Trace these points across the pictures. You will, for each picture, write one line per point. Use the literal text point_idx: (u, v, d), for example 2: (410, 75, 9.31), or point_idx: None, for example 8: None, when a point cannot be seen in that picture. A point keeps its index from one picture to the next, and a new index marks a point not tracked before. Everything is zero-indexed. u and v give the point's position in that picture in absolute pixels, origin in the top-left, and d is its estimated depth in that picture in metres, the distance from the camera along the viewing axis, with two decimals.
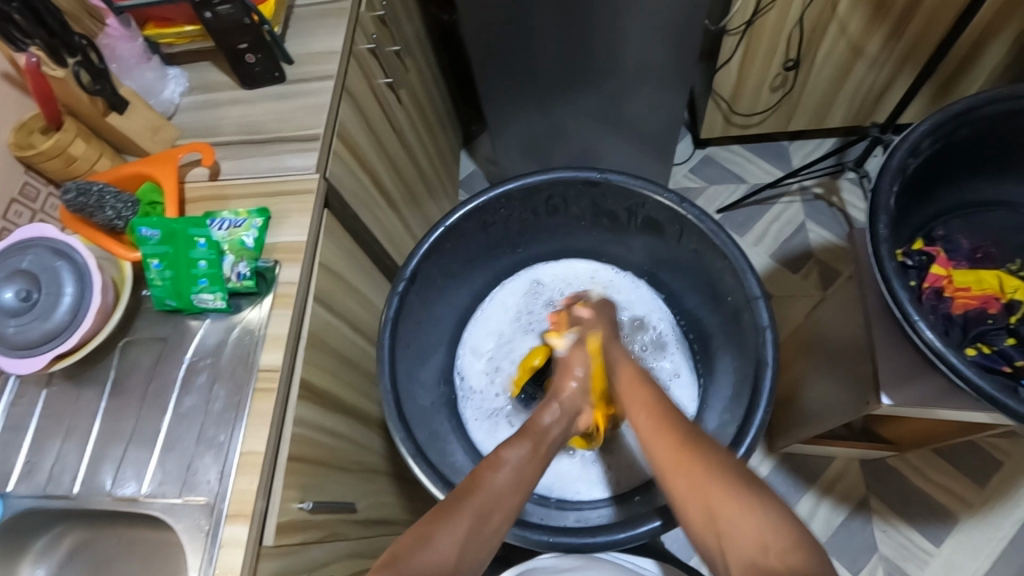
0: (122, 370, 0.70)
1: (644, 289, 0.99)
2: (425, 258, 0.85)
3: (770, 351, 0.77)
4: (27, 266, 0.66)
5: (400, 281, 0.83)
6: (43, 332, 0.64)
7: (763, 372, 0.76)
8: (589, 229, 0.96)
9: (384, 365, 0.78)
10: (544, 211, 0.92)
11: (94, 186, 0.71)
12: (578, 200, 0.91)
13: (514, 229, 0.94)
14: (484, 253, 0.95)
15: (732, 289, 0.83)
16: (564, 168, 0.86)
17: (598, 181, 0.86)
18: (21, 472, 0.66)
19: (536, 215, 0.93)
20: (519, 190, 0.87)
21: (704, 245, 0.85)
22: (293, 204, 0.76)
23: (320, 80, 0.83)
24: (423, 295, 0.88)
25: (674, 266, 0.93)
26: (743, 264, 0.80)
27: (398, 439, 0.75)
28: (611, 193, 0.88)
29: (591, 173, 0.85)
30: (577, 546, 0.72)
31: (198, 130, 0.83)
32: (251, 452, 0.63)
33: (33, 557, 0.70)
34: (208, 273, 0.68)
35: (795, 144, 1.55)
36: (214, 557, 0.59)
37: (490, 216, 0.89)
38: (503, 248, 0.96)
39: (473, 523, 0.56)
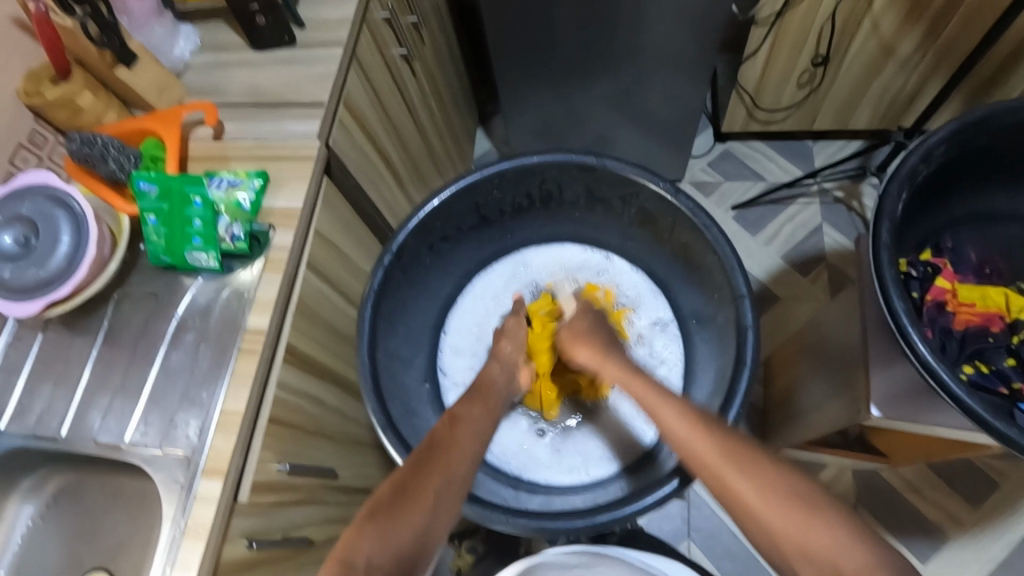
0: (115, 321, 0.72)
1: (662, 299, 0.94)
2: (414, 233, 0.85)
3: (750, 353, 0.75)
4: (26, 213, 0.67)
5: (387, 254, 0.82)
6: (38, 278, 0.65)
7: (741, 373, 0.75)
8: (586, 215, 0.94)
9: (364, 337, 0.78)
10: (539, 193, 0.91)
11: (98, 137, 0.72)
12: (573, 184, 0.89)
13: (508, 210, 0.93)
14: (476, 232, 0.94)
15: (719, 285, 0.82)
16: (560, 151, 0.84)
17: (594, 166, 0.84)
18: (14, 412, 0.68)
19: (531, 197, 0.92)
20: (514, 171, 0.86)
21: (698, 244, 0.83)
22: (290, 170, 0.76)
23: (330, 47, 0.83)
24: (412, 267, 0.88)
25: (668, 261, 0.92)
26: (732, 261, 0.78)
27: (369, 410, 0.76)
28: (607, 179, 0.86)
29: (587, 158, 0.84)
30: (532, 529, 0.72)
31: (205, 88, 0.83)
32: (231, 411, 0.64)
33: (22, 495, 0.71)
34: (202, 233, 0.69)
35: (819, 144, 1.51)
36: (187, 509, 0.60)
37: (483, 195, 0.88)
38: (497, 226, 0.95)
39: (440, 487, 0.56)
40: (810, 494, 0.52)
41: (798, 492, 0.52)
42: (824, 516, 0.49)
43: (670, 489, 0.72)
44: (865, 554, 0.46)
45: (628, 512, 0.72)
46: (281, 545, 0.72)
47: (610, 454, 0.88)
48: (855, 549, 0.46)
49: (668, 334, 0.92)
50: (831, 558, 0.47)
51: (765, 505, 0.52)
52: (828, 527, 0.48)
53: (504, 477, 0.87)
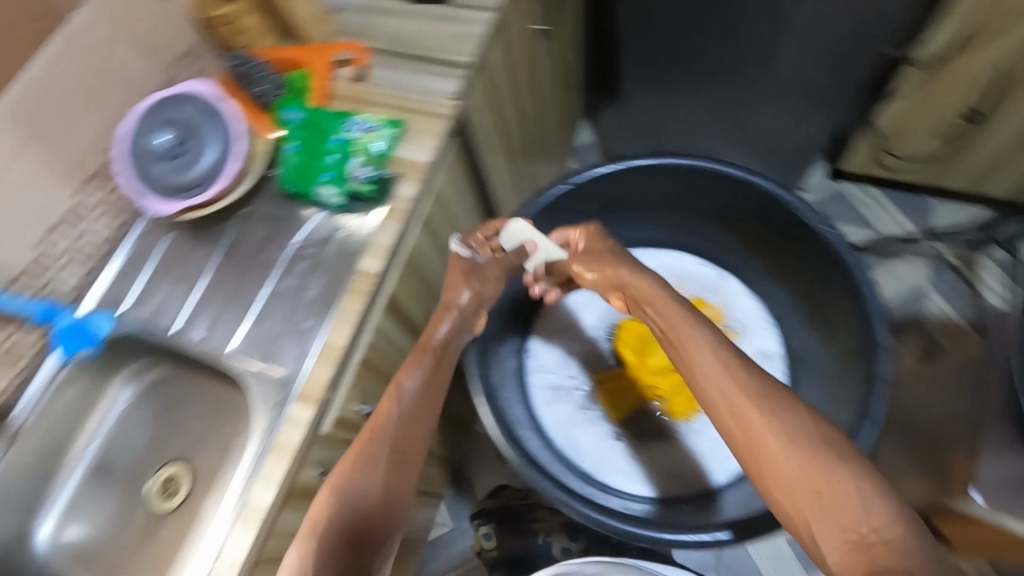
0: (237, 236, 0.75)
1: (772, 332, 0.92)
2: (542, 210, 0.83)
3: (875, 406, 0.69)
4: (180, 118, 0.70)
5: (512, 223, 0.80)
6: (183, 183, 0.69)
7: (862, 426, 0.69)
8: (711, 228, 0.91)
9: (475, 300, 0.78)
10: (672, 195, 0.88)
11: (255, 60, 0.75)
12: (711, 196, 0.86)
13: (632, 204, 0.90)
14: (595, 220, 0.92)
15: (850, 329, 0.78)
16: (713, 158, 0.81)
17: (744, 181, 0.81)
18: (134, 300, 0.73)
19: (661, 197, 0.89)
20: (652, 169, 0.83)
21: (834, 283, 0.79)
22: (423, 124, 0.77)
23: (480, 10, 0.83)
24: None
25: (789, 291, 0.89)
26: (876, 308, 0.73)
27: (473, 376, 0.79)
28: (751, 197, 0.83)
29: (739, 171, 0.80)
30: (620, 530, 0.72)
31: (354, 29, 0.85)
32: (332, 345, 0.66)
33: (124, 377, 0.76)
34: (334, 168, 0.71)
35: (941, 202, 1.42)
36: (276, 429, 0.63)
37: (616, 186, 0.86)
38: (614, 220, 0.93)
39: (392, 465, 0.63)
40: (840, 448, 0.53)
41: (828, 446, 0.53)
42: (859, 478, 0.51)
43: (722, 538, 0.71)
44: (892, 520, 0.47)
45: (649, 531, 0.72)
46: None
47: (688, 473, 0.90)
48: (880, 515, 0.48)
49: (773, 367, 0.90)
50: (855, 521, 0.48)
51: (797, 470, 0.53)
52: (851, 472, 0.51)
53: (540, 430, 0.90)
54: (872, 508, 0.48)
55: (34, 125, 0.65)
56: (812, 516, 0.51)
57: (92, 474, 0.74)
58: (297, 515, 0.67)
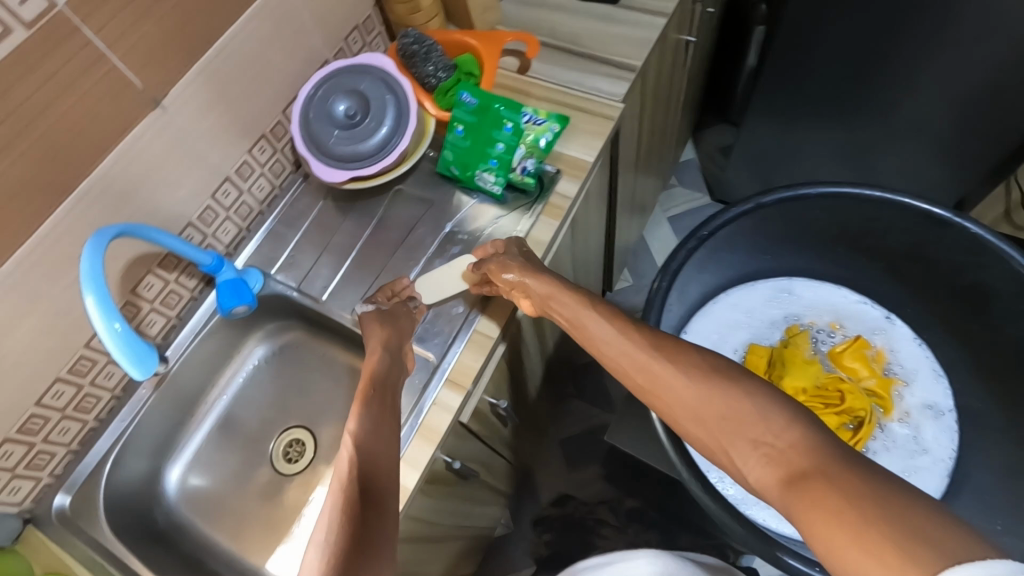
0: (390, 212, 0.75)
1: (942, 384, 0.84)
2: (722, 229, 0.79)
3: None
4: (362, 89, 0.70)
5: (693, 238, 0.77)
6: (353, 152, 0.69)
7: None
8: (883, 270, 0.85)
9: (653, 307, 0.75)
10: (853, 230, 0.82)
11: (429, 41, 0.75)
12: (902, 235, 0.79)
13: (805, 236, 0.85)
14: (765, 249, 0.87)
15: None
16: (914, 195, 0.74)
17: (949, 223, 0.73)
18: (284, 262, 0.74)
19: (838, 231, 0.83)
20: (846, 199, 0.77)
21: None
22: (588, 123, 0.76)
23: (651, 16, 0.82)
24: (701, 259, 0.82)
25: (957, 351, 0.82)
26: None
27: None
28: (951, 243, 0.75)
29: (945, 211, 0.73)
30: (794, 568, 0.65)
31: (518, 22, 0.85)
32: (483, 333, 0.65)
33: (260, 336, 0.78)
34: (500, 157, 0.70)
35: None
36: (423, 410, 0.62)
37: (798, 213, 0.81)
38: (777, 250, 0.88)
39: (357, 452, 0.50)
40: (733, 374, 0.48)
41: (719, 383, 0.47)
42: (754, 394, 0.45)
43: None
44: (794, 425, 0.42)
45: (815, 570, 0.64)
46: (461, 470, 0.74)
47: None
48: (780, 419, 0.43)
49: (942, 421, 0.81)
50: (758, 432, 0.43)
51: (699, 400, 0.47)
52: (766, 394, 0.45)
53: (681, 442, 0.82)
54: (771, 417, 0.43)
55: (229, 83, 0.66)
56: (725, 441, 0.45)
57: (219, 426, 0.75)
58: (423, 499, 0.67)
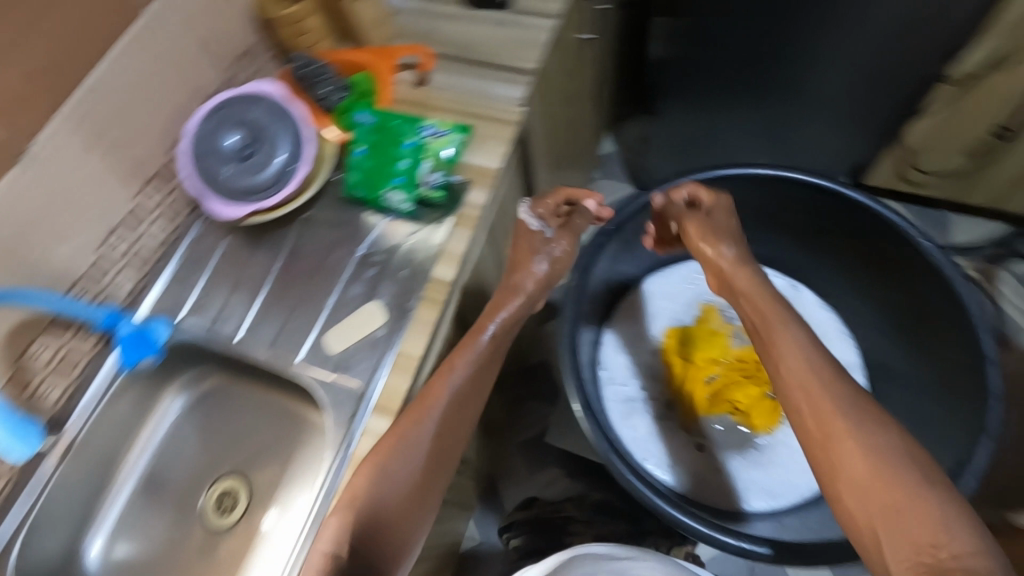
0: (298, 241, 0.73)
1: (849, 343, 0.90)
2: (625, 218, 0.83)
3: (994, 423, 0.68)
4: (251, 119, 0.67)
5: (596, 233, 0.80)
6: (250, 186, 0.66)
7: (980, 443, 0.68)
8: (787, 241, 0.91)
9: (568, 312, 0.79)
10: (752, 208, 0.88)
11: (320, 62, 0.73)
12: (797, 209, 0.85)
13: None
14: None
15: (954, 344, 0.76)
16: (797, 170, 0.81)
17: (830, 192, 0.80)
18: (191, 307, 0.70)
19: (741, 210, 0.88)
20: (742, 180, 0.83)
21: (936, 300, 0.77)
22: (491, 130, 0.76)
23: (543, 18, 0.83)
24: (612, 248, 0.85)
25: (870, 309, 0.88)
26: (981, 324, 0.72)
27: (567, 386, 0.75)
28: (837, 210, 0.82)
29: (826, 182, 0.80)
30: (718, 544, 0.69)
31: (413, 34, 0.84)
32: (407, 354, 0.64)
33: (177, 387, 0.73)
34: (405, 173, 0.70)
35: (959, 218, 1.49)
36: (353, 441, 0.60)
37: None
38: None
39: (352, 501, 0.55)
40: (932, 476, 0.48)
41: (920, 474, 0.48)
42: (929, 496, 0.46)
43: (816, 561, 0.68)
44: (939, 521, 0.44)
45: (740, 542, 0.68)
46: None
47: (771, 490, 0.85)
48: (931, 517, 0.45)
49: (853, 377, 0.88)
50: (919, 534, 0.45)
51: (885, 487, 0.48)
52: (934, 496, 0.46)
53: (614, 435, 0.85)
54: (925, 511, 0.45)
55: (101, 126, 0.63)
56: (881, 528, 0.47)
57: (143, 488, 0.70)
58: None
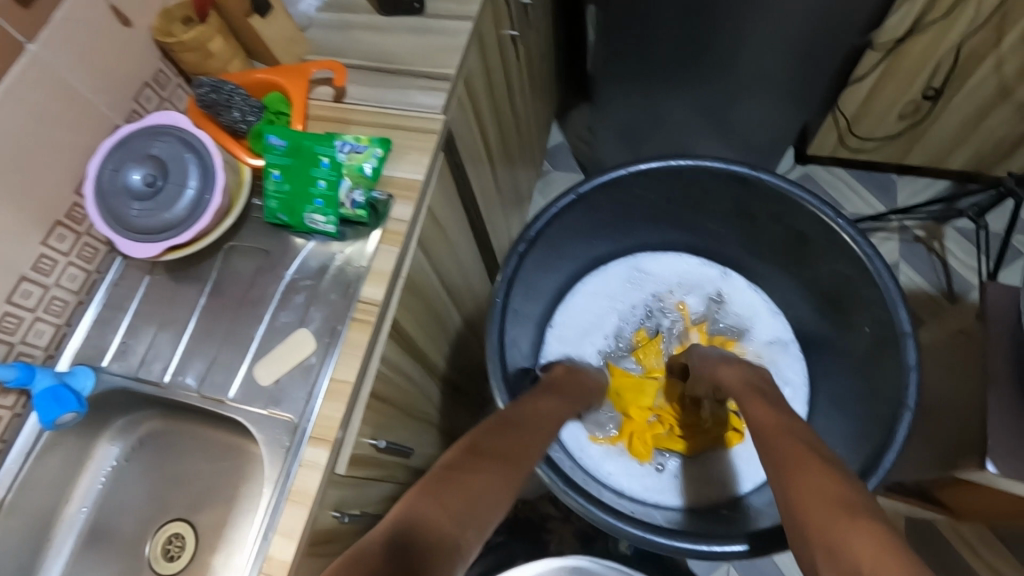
0: (224, 272, 0.71)
1: (780, 320, 0.96)
2: (551, 223, 0.80)
3: (913, 395, 0.71)
4: (157, 153, 0.65)
5: (522, 242, 0.77)
6: (162, 222, 0.64)
7: (902, 415, 0.71)
8: (719, 223, 0.91)
9: (494, 321, 0.74)
10: (677, 195, 0.86)
11: (226, 85, 0.71)
12: (720, 194, 0.85)
13: (636, 210, 0.89)
14: (601, 229, 0.90)
15: (874, 316, 0.77)
16: (714, 158, 0.79)
17: (748, 178, 0.79)
18: (116, 352, 0.68)
19: (666, 198, 0.87)
20: (659, 172, 0.81)
21: (855, 278, 0.79)
22: (413, 140, 0.74)
23: (459, 20, 0.81)
24: (542, 253, 0.84)
25: (806, 288, 0.90)
26: (897, 298, 0.73)
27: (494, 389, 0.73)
28: (758, 193, 0.81)
29: (742, 168, 0.79)
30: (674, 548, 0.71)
31: (329, 48, 0.82)
32: (341, 380, 0.62)
33: (112, 435, 0.71)
34: (324, 195, 0.68)
35: (904, 179, 1.51)
36: (291, 475, 0.59)
37: (622, 193, 0.84)
38: (618, 226, 0.91)
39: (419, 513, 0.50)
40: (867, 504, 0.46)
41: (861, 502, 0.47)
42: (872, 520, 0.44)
43: (737, 551, 0.70)
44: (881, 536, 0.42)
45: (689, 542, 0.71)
46: (361, 519, 0.71)
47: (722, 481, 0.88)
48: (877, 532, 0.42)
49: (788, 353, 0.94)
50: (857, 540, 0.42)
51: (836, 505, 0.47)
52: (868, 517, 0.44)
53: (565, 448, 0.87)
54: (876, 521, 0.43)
55: None
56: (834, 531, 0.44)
57: (84, 544, 0.68)
58: (317, 563, 0.63)
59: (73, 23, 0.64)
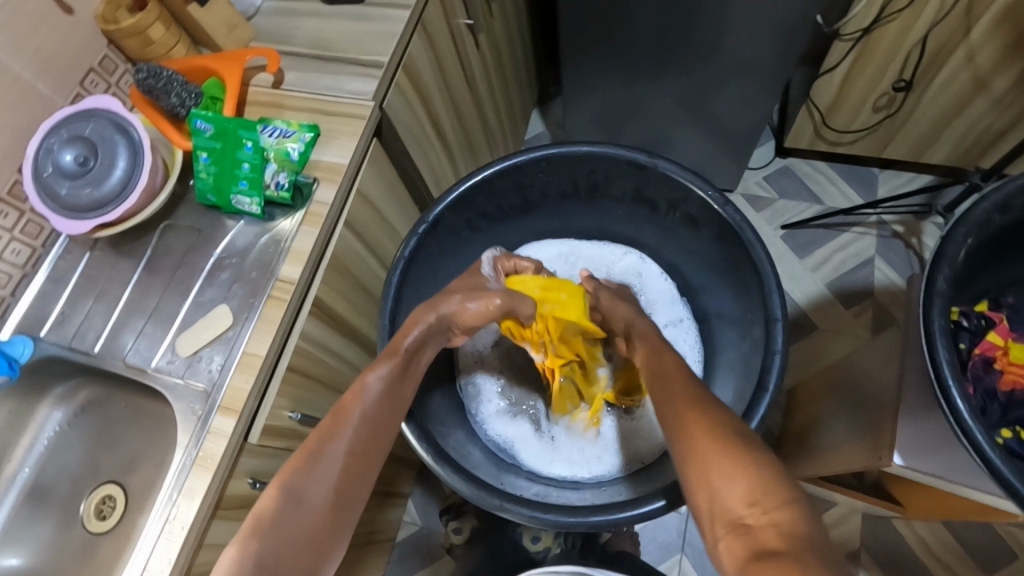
0: (157, 249, 0.74)
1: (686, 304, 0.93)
2: (452, 207, 0.82)
3: (773, 378, 0.70)
4: (88, 133, 0.68)
5: (422, 224, 0.80)
6: (92, 200, 0.68)
7: (761, 395, 0.69)
8: (630, 214, 0.92)
9: (387, 301, 0.77)
10: (584, 182, 0.88)
11: (164, 71, 0.73)
12: (623, 181, 0.86)
13: (551, 196, 0.91)
14: (517, 215, 0.92)
15: (756, 304, 0.79)
16: (612, 144, 0.81)
17: (645, 165, 0.81)
18: (55, 321, 0.72)
19: (575, 185, 0.89)
20: (561, 157, 0.83)
21: (745, 267, 0.79)
22: (341, 126, 0.76)
23: (397, 9, 0.83)
24: (447, 239, 0.86)
25: (713, 278, 0.87)
26: (773, 282, 0.74)
27: None
28: (657, 180, 0.83)
29: (639, 155, 0.80)
30: (573, 525, 0.67)
31: (273, 35, 0.84)
32: (252, 353, 0.65)
33: (53, 400, 0.75)
34: (249, 176, 0.71)
35: (886, 173, 1.48)
36: (199, 441, 0.62)
37: (528, 177, 0.85)
38: (540, 211, 0.93)
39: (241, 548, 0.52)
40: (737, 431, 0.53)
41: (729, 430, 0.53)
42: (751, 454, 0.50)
43: (656, 508, 0.66)
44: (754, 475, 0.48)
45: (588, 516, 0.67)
46: None
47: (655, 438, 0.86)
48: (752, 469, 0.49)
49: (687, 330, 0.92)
50: (737, 486, 0.48)
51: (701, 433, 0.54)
52: (751, 454, 0.50)
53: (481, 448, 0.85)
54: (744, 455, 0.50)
55: None
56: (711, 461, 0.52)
57: (24, 500, 0.72)
58: (230, 526, 0.67)
59: (12, 11, 0.68)
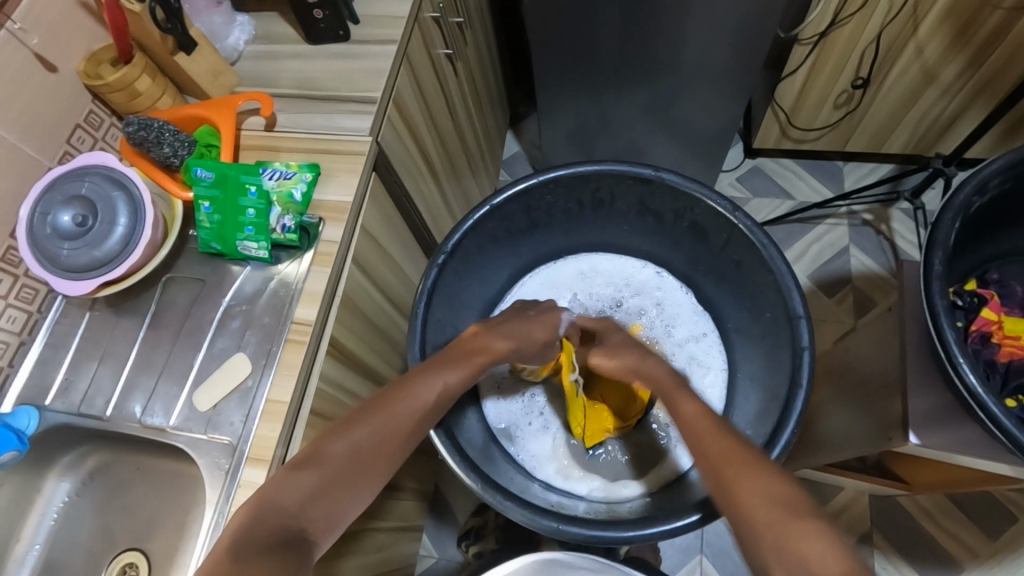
0: (162, 304, 0.72)
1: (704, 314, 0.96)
2: (468, 235, 0.83)
3: (804, 373, 0.74)
4: (86, 192, 0.67)
5: (440, 255, 0.81)
6: (93, 259, 0.66)
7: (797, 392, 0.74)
8: (635, 225, 0.94)
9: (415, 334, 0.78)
10: (589, 200, 0.90)
11: (155, 122, 0.72)
12: (626, 195, 0.89)
13: (556, 215, 0.92)
14: (524, 237, 0.93)
15: (773, 301, 0.81)
16: (616, 161, 0.83)
17: (651, 179, 0.84)
18: (58, 388, 0.69)
19: (580, 203, 0.91)
20: (568, 179, 0.85)
21: (755, 269, 0.83)
22: (341, 163, 0.76)
23: (383, 44, 0.84)
24: (461, 266, 0.87)
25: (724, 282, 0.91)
26: (790, 282, 0.77)
27: None
28: (661, 192, 0.86)
29: (645, 170, 0.83)
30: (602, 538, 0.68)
31: (259, 78, 0.84)
32: (276, 401, 0.64)
33: (60, 470, 0.72)
34: (254, 222, 0.70)
35: (849, 165, 1.55)
36: (230, 496, 0.61)
37: (535, 199, 0.87)
38: (544, 231, 0.94)
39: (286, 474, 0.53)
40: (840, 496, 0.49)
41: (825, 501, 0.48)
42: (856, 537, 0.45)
43: (689, 522, 0.67)
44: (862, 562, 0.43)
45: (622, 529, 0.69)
46: None
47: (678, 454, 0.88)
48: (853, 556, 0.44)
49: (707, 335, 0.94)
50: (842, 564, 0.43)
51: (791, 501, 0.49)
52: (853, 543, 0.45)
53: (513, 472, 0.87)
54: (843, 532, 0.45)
55: None
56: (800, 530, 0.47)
57: None
58: None
59: None
